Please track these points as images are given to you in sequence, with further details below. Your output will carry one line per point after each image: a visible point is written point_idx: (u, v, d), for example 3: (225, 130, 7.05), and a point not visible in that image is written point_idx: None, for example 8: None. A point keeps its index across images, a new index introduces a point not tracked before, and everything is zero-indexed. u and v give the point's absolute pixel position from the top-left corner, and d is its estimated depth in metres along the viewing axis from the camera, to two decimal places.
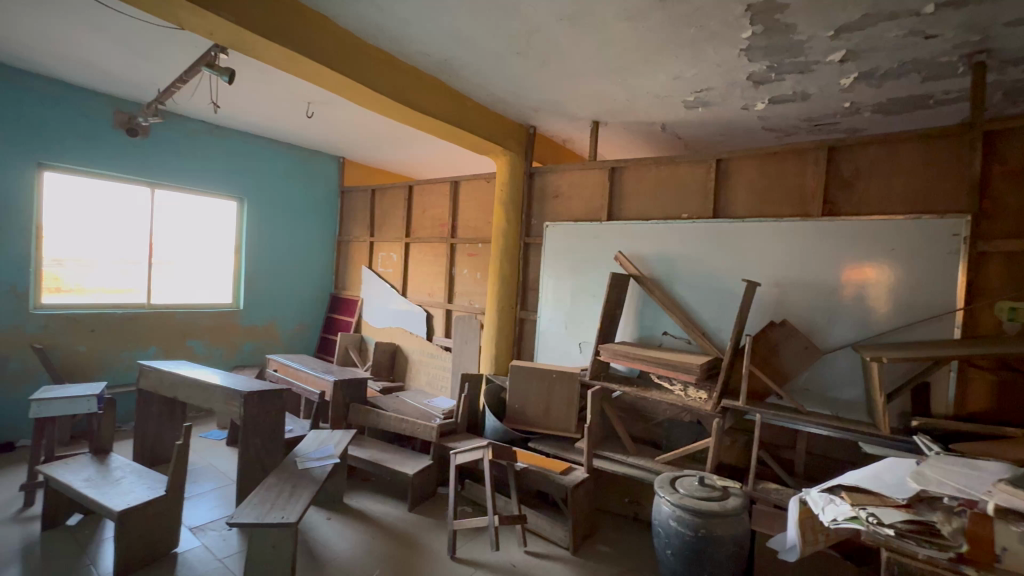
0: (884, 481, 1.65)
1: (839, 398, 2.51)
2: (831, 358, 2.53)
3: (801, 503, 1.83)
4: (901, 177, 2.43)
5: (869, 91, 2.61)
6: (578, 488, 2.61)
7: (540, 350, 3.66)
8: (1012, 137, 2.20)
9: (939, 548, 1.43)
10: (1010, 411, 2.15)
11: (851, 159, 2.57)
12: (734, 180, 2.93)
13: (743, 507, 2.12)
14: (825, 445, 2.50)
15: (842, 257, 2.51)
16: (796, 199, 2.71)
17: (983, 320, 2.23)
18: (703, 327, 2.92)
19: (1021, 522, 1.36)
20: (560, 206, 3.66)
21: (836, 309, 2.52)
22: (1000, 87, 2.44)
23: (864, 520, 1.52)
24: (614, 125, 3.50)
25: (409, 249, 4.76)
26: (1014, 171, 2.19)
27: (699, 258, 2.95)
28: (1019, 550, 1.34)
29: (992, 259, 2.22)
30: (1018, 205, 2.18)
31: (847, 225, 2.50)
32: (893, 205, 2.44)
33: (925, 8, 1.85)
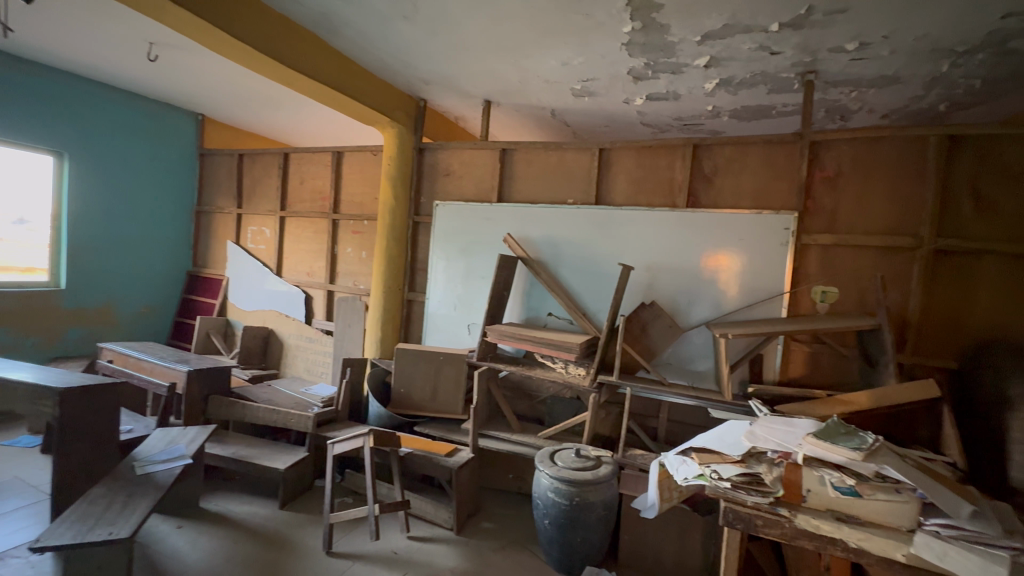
0: (725, 442, 1.88)
1: (695, 371, 2.82)
2: (690, 335, 2.84)
3: (660, 466, 2.02)
4: (749, 175, 2.77)
5: (727, 97, 2.92)
6: (462, 468, 2.63)
7: (428, 331, 3.58)
8: (830, 147, 2.61)
9: (762, 494, 1.67)
10: (817, 377, 2.61)
11: (711, 157, 2.86)
12: (615, 169, 3.10)
13: (612, 474, 2.29)
14: (683, 412, 2.81)
15: (702, 245, 2.80)
16: (666, 190, 2.96)
17: (803, 301, 2.65)
18: (584, 308, 3.08)
19: (820, 466, 1.66)
20: (451, 184, 3.57)
21: (696, 291, 2.82)
22: (824, 105, 2.89)
23: (709, 476, 1.74)
24: (505, 106, 3.48)
25: (285, 223, 4.31)
26: (830, 177, 2.61)
27: (582, 242, 3.10)
28: (818, 490, 1.63)
29: (811, 250, 2.64)
30: (831, 206, 2.61)
31: (706, 217, 2.80)
32: (742, 201, 2.78)
33: (773, 26, 2.10)
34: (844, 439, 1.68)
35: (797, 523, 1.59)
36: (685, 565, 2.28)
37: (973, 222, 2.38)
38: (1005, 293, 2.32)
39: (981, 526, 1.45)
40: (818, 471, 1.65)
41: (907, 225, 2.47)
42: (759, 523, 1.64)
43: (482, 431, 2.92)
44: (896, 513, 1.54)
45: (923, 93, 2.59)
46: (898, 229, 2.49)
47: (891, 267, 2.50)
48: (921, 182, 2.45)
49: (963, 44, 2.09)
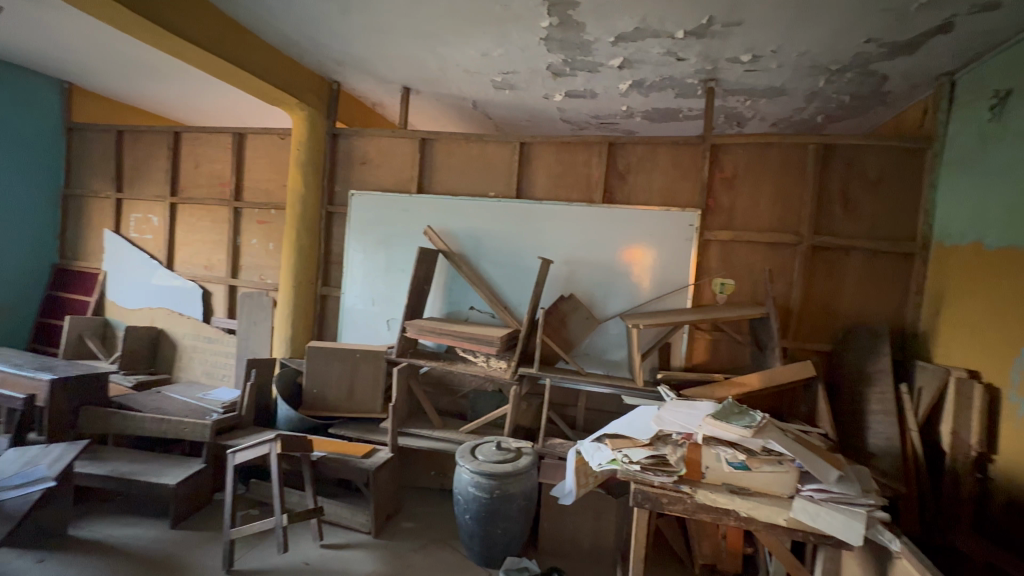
0: (635, 426, 1.99)
1: (610, 360, 2.95)
2: (606, 326, 2.96)
3: (577, 453, 2.10)
4: (658, 174, 2.93)
5: (640, 99, 3.05)
6: (380, 469, 2.53)
7: (344, 328, 3.40)
8: (728, 150, 2.83)
9: (667, 474, 1.78)
10: (718, 362, 2.84)
11: (624, 155, 2.99)
12: (535, 164, 3.13)
13: (532, 464, 2.32)
14: (600, 400, 2.93)
15: (617, 239, 2.92)
16: (584, 186, 3.05)
17: (705, 293, 2.86)
18: (505, 301, 3.10)
19: (717, 445, 1.80)
20: (367, 173, 3.40)
21: (611, 284, 2.95)
22: (723, 111, 3.12)
23: (620, 460, 1.84)
24: (425, 94, 3.38)
25: (177, 211, 3.86)
26: (728, 177, 2.83)
27: (503, 235, 3.10)
28: (715, 466, 1.77)
29: (712, 245, 2.86)
30: (729, 204, 2.84)
31: (620, 212, 2.92)
32: (652, 198, 2.93)
33: (678, 32, 2.22)
34: (737, 418, 1.83)
35: (697, 498, 1.73)
36: (600, 546, 2.38)
37: (843, 221, 2.69)
38: (868, 284, 2.66)
39: (845, 488, 1.65)
40: (715, 449, 1.79)
41: (791, 223, 2.75)
42: (664, 501, 1.75)
43: (402, 429, 2.83)
44: (778, 482, 1.71)
45: (804, 105, 2.89)
46: (784, 227, 2.77)
47: (777, 261, 2.77)
48: (802, 184, 2.73)
49: (835, 63, 2.36)
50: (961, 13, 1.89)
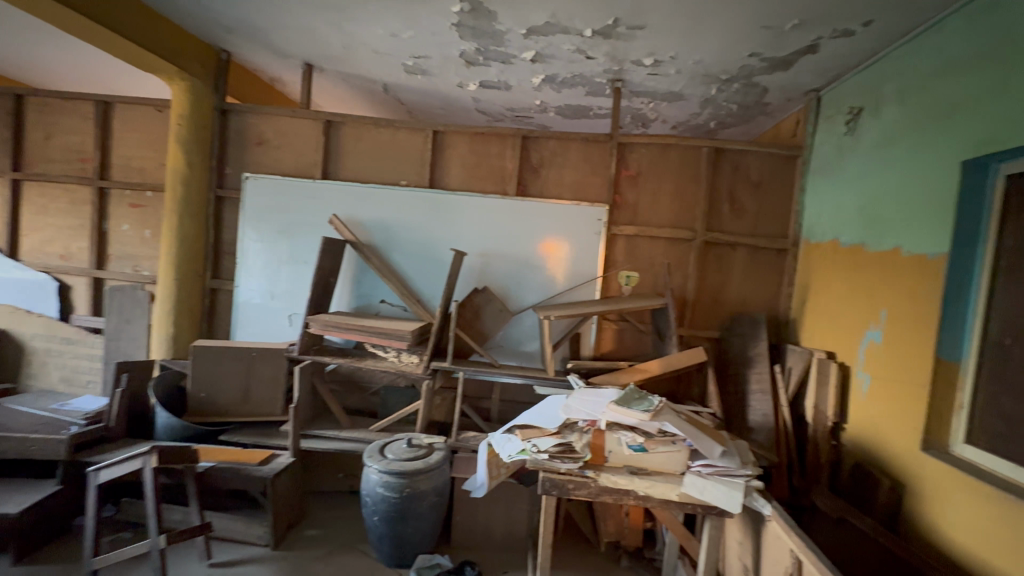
0: (545, 416, 2.05)
1: (524, 351, 3.00)
2: (519, 318, 3.00)
3: (488, 445, 2.10)
4: (570, 169, 3.01)
5: (552, 94, 3.10)
6: (280, 477, 2.34)
7: (238, 324, 3.10)
8: (633, 149, 2.97)
9: (574, 460, 1.85)
10: (623, 350, 3.00)
11: (537, 149, 3.03)
12: (449, 153, 3.07)
13: (444, 459, 2.28)
14: (513, 391, 2.96)
15: (530, 232, 2.96)
16: (498, 178, 3.04)
17: (612, 285, 3.00)
18: (418, 294, 3.02)
19: (618, 429, 1.90)
20: (264, 155, 3.11)
21: (525, 276, 2.98)
22: (629, 112, 3.27)
23: (530, 450, 1.88)
24: (329, 73, 3.15)
25: (21, 190, 3.26)
26: (633, 175, 2.98)
27: (416, 226, 3.01)
28: (617, 450, 1.88)
29: (618, 239, 3.00)
30: (634, 200, 2.99)
31: (533, 205, 2.96)
32: (564, 192, 3.00)
33: (586, 31, 2.27)
34: (637, 403, 1.94)
35: (600, 481, 1.79)
36: (512, 535, 2.42)
37: (731, 219, 2.95)
38: (750, 277, 2.94)
39: (728, 461, 1.81)
40: (617, 433, 1.89)
41: (687, 220, 2.97)
42: (570, 487, 1.79)
43: (305, 431, 2.65)
44: (671, 460, 1.85)
45: (699, 111, 3.12)
46: (681, 223, 2.98)
47: (676, 255, 2.98)
48: (697, 184, 2.95)
49: (724, 73, 2.56)
50: (824, 37, 2.13)
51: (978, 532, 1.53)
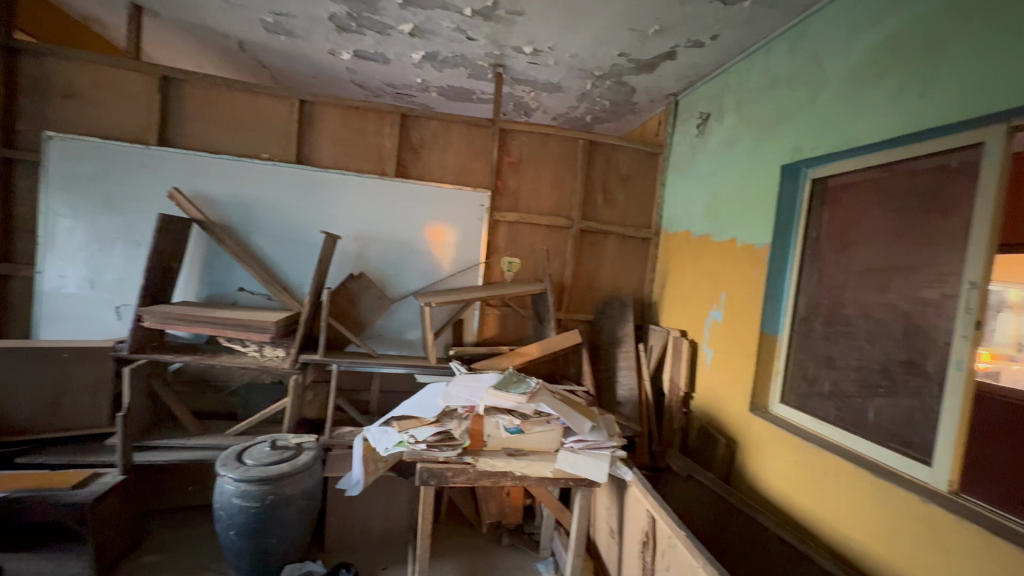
0: (423, 405, 1.99)
1: (406, 339, 2.89)
2: (400, 305, 2.88)
3: (364, 440, 1.99)
4: (452, 152, 2.94)
5: (433, 73, 2.99)
6: (103, 500, 1.96)
7: (43, 319, 2.51)
8: (515, 136, 3.01)
9: (452, 447, 1.84)
10: (505, 335, 3.06)
11: (418, 129, 2.90)
12: (319, 126, 2.80)
13: (315, 459, 2.11)
14: (393, 381, 2.85)
15: (411, 216, 2.85)
16: (375, 157, 2.86)
17: (494, 271, 3.03)
18: (284, 281, 2.74)
19: (496, 413, 1.92)
20: (75, 111, 2.53)
21: (406, 261, 2.87)
22: (511, 99, 3.29)
23: (407, 442, 1.83)
24: (166, 19, 2.66)
25: None
26: (515, 162, 3.03)
27: (281, 205, 2.70)
28: (495, 434, 1.91)
29: (500, 226, 3.03)
30: (515, 187, 3.04)
31: (414, 187, 2.85)
32: (446, 176, 2.94)
33: (466, 9, 2.20)
34: (515, 386, 1.98)
35: (479, 466, 1.80)
36: (392, 529, 2.34)
37: (603, 209, 3.15)
38: (619, 263, 3.18)
39: (597, 435, 1.93)
40: (495, 418, 1.91)
41: (565, 208, 3.10)
42: (449, 475, 1.76)
43: (140, 442, 2.25)
44: (546, 439, 1.92)
45: (577, 104, 3.26)
46: (559, 211, 3.10)
47: (554, 242, 3.09)
48: (573, 174, 3.09)
49: (597, 69, 2.69)
50: (680, 45, 2.35)
51: (788, 476, 1.83)
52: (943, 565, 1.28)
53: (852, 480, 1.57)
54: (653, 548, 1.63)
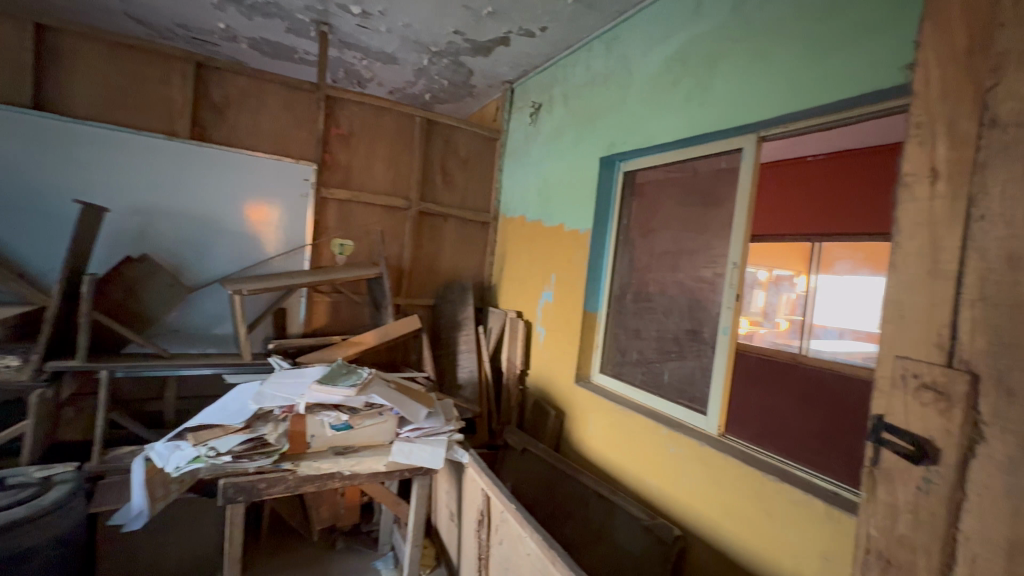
0: (228, 411, 1.69)
1: (213, 334, 2.45)
2: (202, 295, 2.42)
3: (146, 461, 1.59)
4: (267, 116, 2.55)
5: (240, 20, 2.52)
6: None
7: None
8: (344, 106, 2.74)
9: (266, 456, 1.60)
10: (337, 324, 2.81)
11: (219, 84, 2.43)
12: (72, 64, 2.16)
13: (71, 494, 1.64)
14: (196, 384, 2.39)
15: (215, 188, 2.42)
16: (159, 112, 2.32)
17: (324, 254, 2.75)
18: (20, 266, 2.08)
19: (320, 410, 1.73)
20: None
21: (209, 242, 2.42)
22: (341, 65, 2.99)
23: (205, 456, 1.52)
24: None
25: None
26: (344, 134, 2.76)
27: (12, 163, 2.06)
28: (320, 433, 1.72)
29: (329, 204, 2.75)
30: (346, 162, 2.79)
31: (218, 153, 2.42)
32: (259, 143, 2.54)
33: None
34: (344, 378, 1.82)
35: (300, 471, 1.60)
36: (195, 560, 1.97)
37: (442, 191, 3.09)
38: (459, 247, 3.17)
39: (433, 421, 1.88)
40: (319, 415, 1.72)
41: (402, 188, 2.96)
42: (262, 487, 1.53)
43: None
44: (379, 431, 1.81)
45: (414, 80, 3.11)
46: (395, 191, 2.95)
47: (391, 224, 2.94)
48: (410, 153, 2.96)
49: (433, 45, 2.59)
50: (513, 32, 2.39)
51: (604, 438, 2.05)
52: (715, 495, 1.56)
53: (651, 435, 1.81)
54: (488, 525, 1.66)
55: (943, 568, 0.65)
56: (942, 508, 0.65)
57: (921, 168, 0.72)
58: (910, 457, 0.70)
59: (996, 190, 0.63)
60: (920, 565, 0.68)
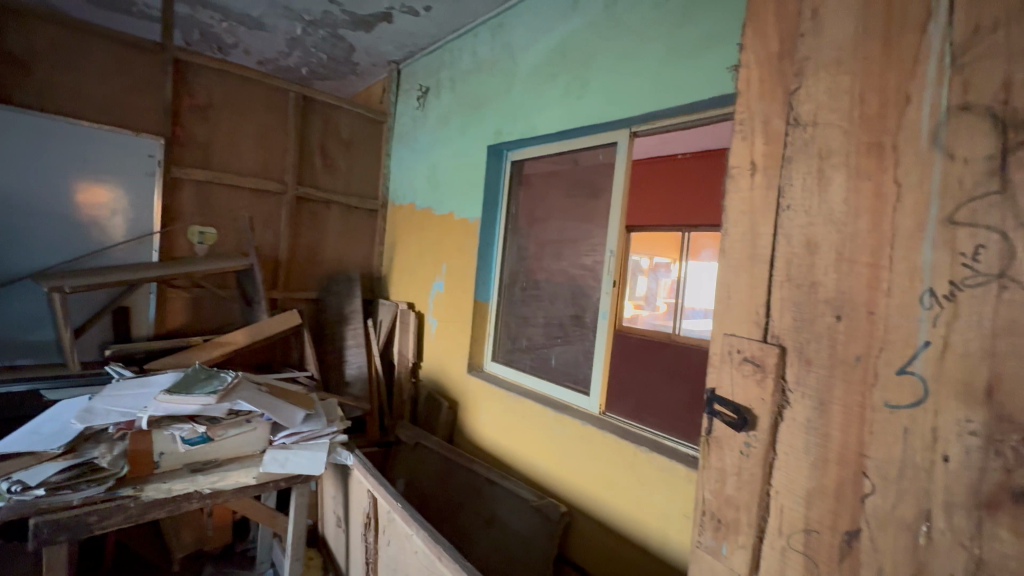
0: (43, 435, 1.40)
1: (27, 341, 2.04)
2: (9, 294, 2.01)
3: None
4: (94, 77, 2.13)
5: None
6: None
7: None
8: (198, 73, 2.39)
9: (98, 483, 1.34)
10: (198, 323, 2.46)
11: (21, 33, 1.97)
12: None
13: None
14: None
15: (20, 161, 2.00)
16: None
17: (178, 242, 2.40)
18: None
19: (171, 424, 1.50)
20: None
21: (14, 228, 2.01)
22: (195, 26, 2.59)
23: (5, 494, 1.23)
24: None
25: None
26: (200, 105, 2.42)
27: None
28: (171, 450, 1.49)
29: (183, 184, 2.39)
30: (203, 138, 2.45)
31: (24, 118, 1.99)
32: (84, 110, 2.13)
33: None
34: (201, 385, 1.59)
35: (145, 496, 1.36)
36: None
37: (322, 175, 2.86)
38: (345, 236, 2.96)
39: (313, 424, 1.73)
40: (169, 430, 1.49)
41: (274, 170, 2.68)
42: (93, 519, 1.27)
43: None
44: (248, 441, 1.63)
45: (287, 51, 2.81)
46: (266, 174, 2.66)
47: (262, 209, 2.65)
48: (284, 132, 2.68)
49: (306, 13, 2.35)
50: (395, 9, 2.26)
51: (496, 425, 2.07)
52: (597, 470, 1.65)
53: (539, 418, 1.87)
54: (375, 528, 1.59)
55: (760, 520, 0.68)
56: (759, 467, 0.69)
57: (744, 162, 0.74)
58: (732, 424, 0.72)
59: (798, 184, 0.67)
60: (743, 521, 0.71)
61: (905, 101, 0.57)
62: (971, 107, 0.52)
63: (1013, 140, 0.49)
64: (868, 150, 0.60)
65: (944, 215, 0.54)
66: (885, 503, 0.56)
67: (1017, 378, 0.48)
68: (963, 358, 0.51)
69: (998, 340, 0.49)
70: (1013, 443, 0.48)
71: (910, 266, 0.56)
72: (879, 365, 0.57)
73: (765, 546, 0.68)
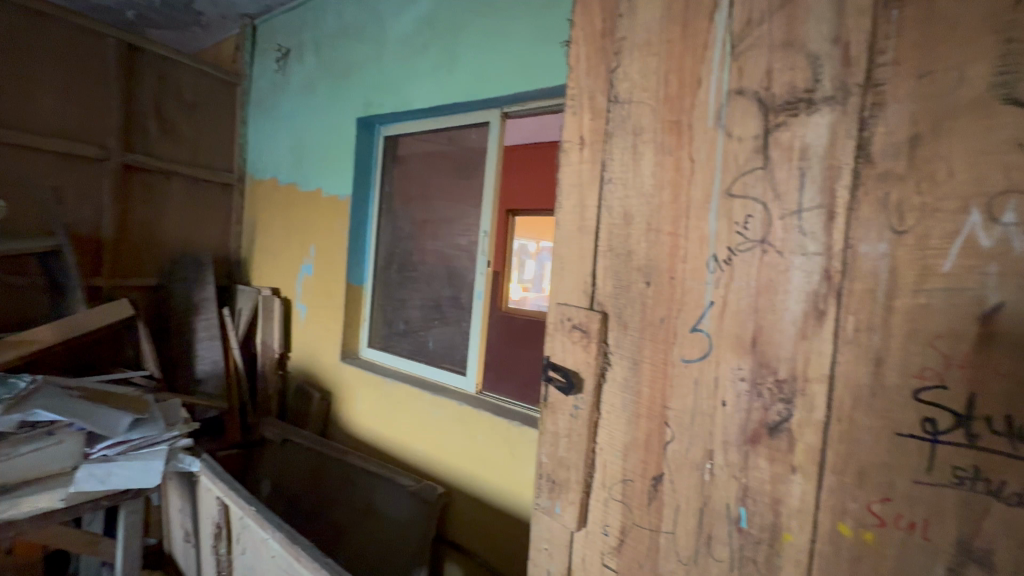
0: None
1: None
2: None
3: None
4: None
5: None
6: None
7: None
8: None
9: None
10: None
11: None
12: None
13: None
14: None
15: None
16: None
17: None
18: None
19: None
20: None
21: None
22: None
23: None
24: None
25: None
26: None
27: None
28: None
29: None
30: None
31: None
32: None
33: None
34: None
35: None
36: None
37: (159, 141, 2.44)
38: (191, 213, 2.57)
39: (146, 429, 1.49)
40: None
41: (90, 132, 2.22)
42: None
43: None
44: (54, 456, 1.33)
45: None
46: (79, 135, 2.19)
47: (74, 179, 2.19)
48: (102, 86, 2.22)
49: None
50: None
51: (372, 413, 1.99)
52: (473, 449, 1.67)
53: (416, 402, 1.83)
54: (227, 537, 1.43)
55: (586, 477, 0.74)
56: (585, 428, 0.74)
57: (574, 136, 0.77)
58: (562, 389, 0.77)
59: (616, 158, 0.72)
60: (572, 480, 0.76)
61: (696, 84, 0.63)
62: (743, 91, 0.59)
63: (773, 122, 0.57)
64: (669, 128, 0.65)
65: (725, 187, 0.61)
66: (681, 448, 0.64)
67: (772, 329, 0.57)
68: (737, 314, 0.59)
69: (760, 297, 0.58)
70: (770, 384, 0.57)
71: (700, 235, 0.62)
72: (678, 325, 0.64)
73: (591, 499, 0.74)
